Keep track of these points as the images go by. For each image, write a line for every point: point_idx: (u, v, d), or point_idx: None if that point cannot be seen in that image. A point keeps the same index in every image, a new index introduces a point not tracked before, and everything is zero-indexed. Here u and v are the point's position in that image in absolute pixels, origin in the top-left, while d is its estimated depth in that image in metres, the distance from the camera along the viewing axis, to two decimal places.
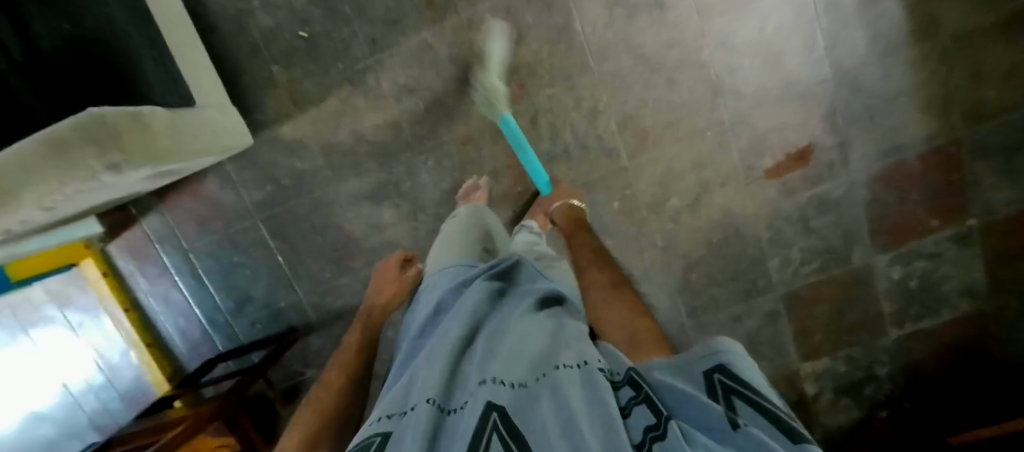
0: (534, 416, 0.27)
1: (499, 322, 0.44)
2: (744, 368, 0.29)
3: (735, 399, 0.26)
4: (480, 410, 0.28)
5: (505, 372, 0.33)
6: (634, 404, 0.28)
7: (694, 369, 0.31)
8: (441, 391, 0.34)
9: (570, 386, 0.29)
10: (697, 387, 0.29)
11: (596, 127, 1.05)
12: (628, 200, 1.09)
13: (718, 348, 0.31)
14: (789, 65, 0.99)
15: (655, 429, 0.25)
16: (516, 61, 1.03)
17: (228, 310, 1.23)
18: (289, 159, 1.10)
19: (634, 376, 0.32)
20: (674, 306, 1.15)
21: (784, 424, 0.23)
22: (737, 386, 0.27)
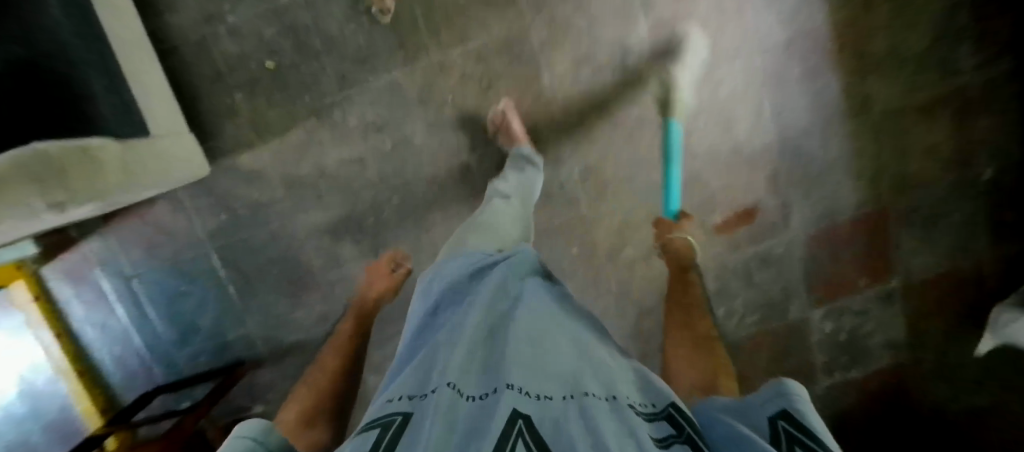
0: (559, 425, 0.29)
1: (521, 325, 0.46)
2: (810, 422, 0.34)
3: (794, 446, 0.31)
4: (505, 412, 0.30)
5: (529, 382, 0.36)
6: (677, 440, 0.32)
7: (763, 416, 0.37)
8: (462, 382, 0.37)
9: (597, 407, 0.32)
10: (762, 431, 0.35)
11: (559, 176, 1.09)
12: (587, 247, 1.13)
13: (790, 400, 0.37)
14: (739, 130, 1.07)
15: None
16: (486, 107, 1.03)
17: (171, 339, 1.18)
18: (246, 188, 1.07)
19: (672, 410, 0.37)
20: (625, 349, 1.20)
21: None
22: (799, 431, 0.33)
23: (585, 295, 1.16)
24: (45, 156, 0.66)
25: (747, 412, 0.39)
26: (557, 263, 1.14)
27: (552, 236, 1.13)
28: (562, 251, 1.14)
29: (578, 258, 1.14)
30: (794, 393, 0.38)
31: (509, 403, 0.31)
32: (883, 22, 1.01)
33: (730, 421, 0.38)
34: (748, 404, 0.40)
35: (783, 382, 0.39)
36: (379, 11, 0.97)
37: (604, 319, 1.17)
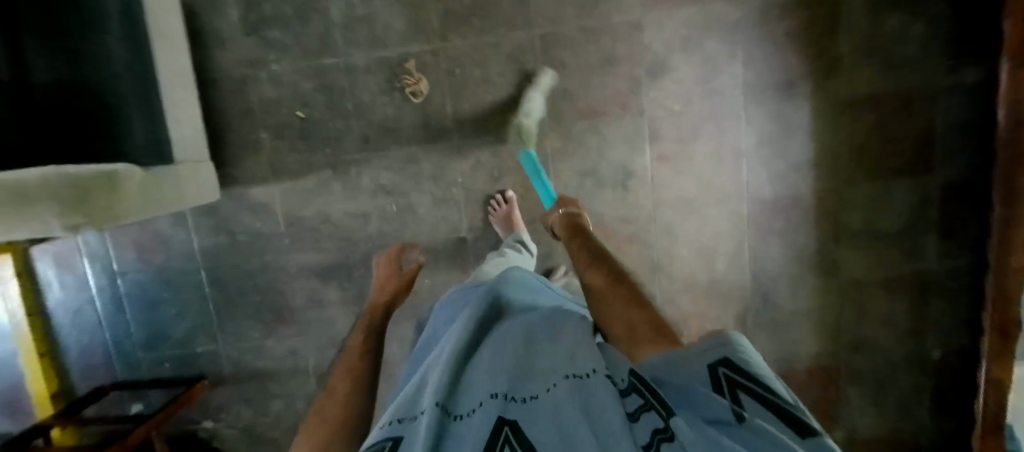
0: (544, 437, 0.31)
1: (505, 332, 0.48)
2: (750, 365, 0.33)
3: (741, 392, 0.32)
4: (492, 424, 0.33)
5: (512, 387, 0.38)
6: (642, 410, 0.33)
7: (700, 363, 0.35)
8: (448, 397, 0.38)
9: (576, 397, 0.34)
10: (703, 378, 0.34)
11: (546, 269, 1.15)
12: None
13: (733, 349, 0.35)
14: (718, 264, 1.15)
15: (663, 431, 0.30)
16: (491, 195, 1.10)
17: (139, 340, 1.16)
18: (249, 218, 1.10)
19: (636, 381, 0.37)
20: None
21: (785, 417, 0.29)
22: (745, 380, 0.32)
23: None
24: (55, 189, 0.67)
25: (680, 358, 0.37)
26: None
27: None
28: None
29: None
30: (727, 336, 0.36)
31: (493, 415, 0.34)
32: (862, 197, 1.11)
33: (674, 370, 0.36)
34: (682, 348, 0.38)
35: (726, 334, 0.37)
36: (412, 92, 1.04)
37: None
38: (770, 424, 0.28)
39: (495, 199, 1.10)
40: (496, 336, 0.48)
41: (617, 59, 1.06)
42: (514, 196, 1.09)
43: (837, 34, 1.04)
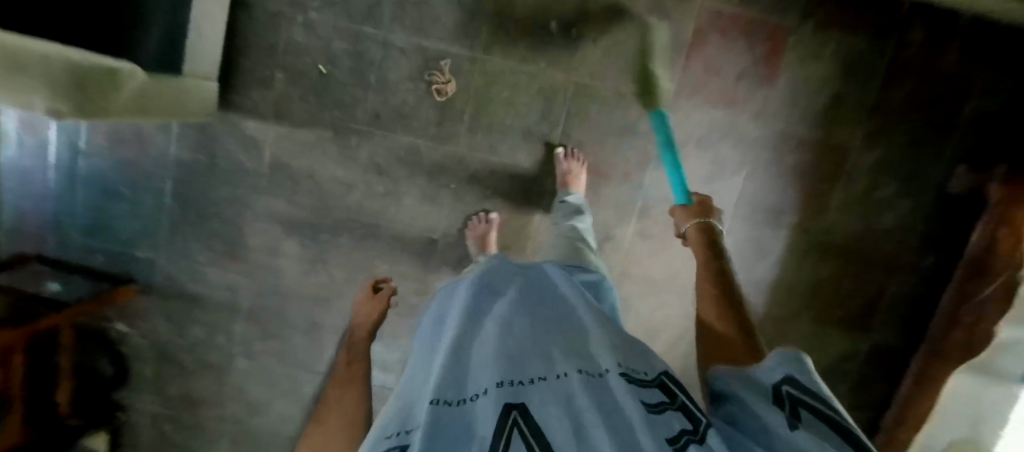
0: (552, 418, 0.31)
1: (505, 315, 0.46)
2: (813, 385, 0.37)
3: (800, 408, 0.34)
4: (498, 409, 0.31)
5: (515, 373, 0.37)
6: (667, 408, 0.35)
7: (770, 382, 0.39)
8: (445, 392, 0.36)
9: (584, 389, 0.34)
10: (767, 395, 0.38)
11: None
12: None
13: (797, 371, 0.38)
14: (656, 346, 1.21)
15: (692, 433, 0.31)
16: (476, 210, 1.12)
17: (79, 225, 1.10)
18: (235, 147, 1.07)
19: (663, 379, 0.40)
20: None
21: (842, 430, 0.31)
22: (806, 397, 0.36)
23: None
24: (57, 76, 0.64)
25: (750, 379, 0.41)
26: None
27: None
28: None
29: None
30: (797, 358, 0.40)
31: (495, 402, 0.32)
32: (801, 333, 1.19)
33: (738, 389, 0.41)
34: (750, 371, 0.42)
35: (789, 354, 0.40)
36: (437, 90, 1.05)
37: None
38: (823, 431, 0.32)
39: (477, 216, 1.11)
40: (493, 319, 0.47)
41: (636, 131, 1.09)
42: (497, 219, 1.11)
43: (834, 183, 1.11)
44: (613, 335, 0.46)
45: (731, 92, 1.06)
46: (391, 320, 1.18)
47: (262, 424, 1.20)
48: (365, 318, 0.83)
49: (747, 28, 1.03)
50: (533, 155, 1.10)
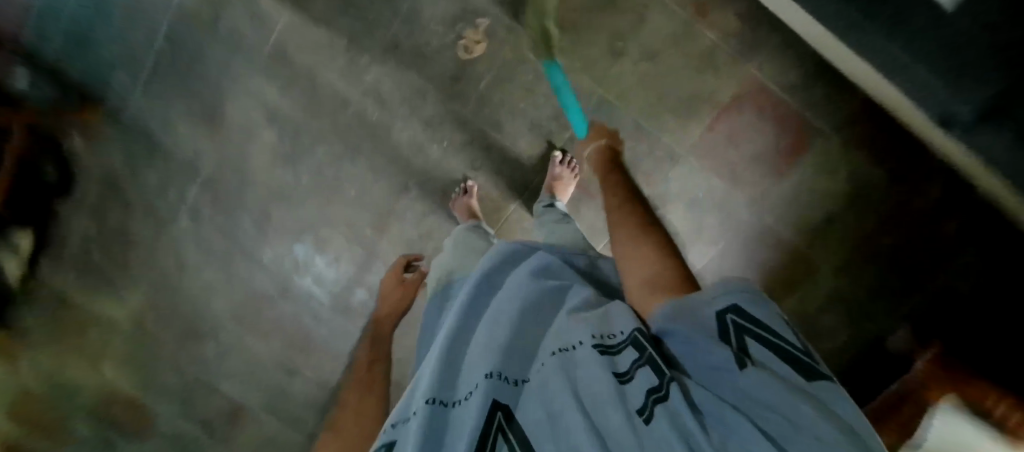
0: (533, 417, 0.35)
1: (498, 307, 0.49)
2: (754, 310, 0.37)
3: (747, 338, 0.36)
4: (482, 406, 0.36)
5: (504, 364, 0.41)
6: (636, 367, 0.36)
7: (710, 311, 0.38)
8: (437, 387, 0.40)
9: (561, 371, 0.37)
10: (712, 327, 0.36)
11: None
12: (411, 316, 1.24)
13: (741, 297, 0.38)
14: None
15: (658, 390, 0.33)
16: (457, 175, 1.12)
17: (57, 26, 1.04)
18: (245, 15, 1.02)
19: (636, 335, 0.40)
20: None
21: (797, 365, 0.33)
22: (752, 332, 0.36)
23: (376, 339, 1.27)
24: None
25: (688, 307, 0.39)
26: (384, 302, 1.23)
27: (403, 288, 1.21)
28: None
29: None
30: (744, 286, 0.40)
31: (479, 395, 0.37)
32: None
33: (679, 321, 0.38)
34: (690, 298, 0.41)
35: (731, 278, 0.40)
36: (465, 47, 1.02)
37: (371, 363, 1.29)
38: (780, 368, 0.33)
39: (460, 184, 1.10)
40: (489, 313, 0.50)
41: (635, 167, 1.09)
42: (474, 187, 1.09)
43: (794, 289, 1.13)
44: (601, 305, 0.48)
45: (737, 170, 1.06)
46: (339, 242, 1.19)
47: (186, 283, 1.22)
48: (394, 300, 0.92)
49: (779, 115, 1.02)
50: (532, 147, 1.08)
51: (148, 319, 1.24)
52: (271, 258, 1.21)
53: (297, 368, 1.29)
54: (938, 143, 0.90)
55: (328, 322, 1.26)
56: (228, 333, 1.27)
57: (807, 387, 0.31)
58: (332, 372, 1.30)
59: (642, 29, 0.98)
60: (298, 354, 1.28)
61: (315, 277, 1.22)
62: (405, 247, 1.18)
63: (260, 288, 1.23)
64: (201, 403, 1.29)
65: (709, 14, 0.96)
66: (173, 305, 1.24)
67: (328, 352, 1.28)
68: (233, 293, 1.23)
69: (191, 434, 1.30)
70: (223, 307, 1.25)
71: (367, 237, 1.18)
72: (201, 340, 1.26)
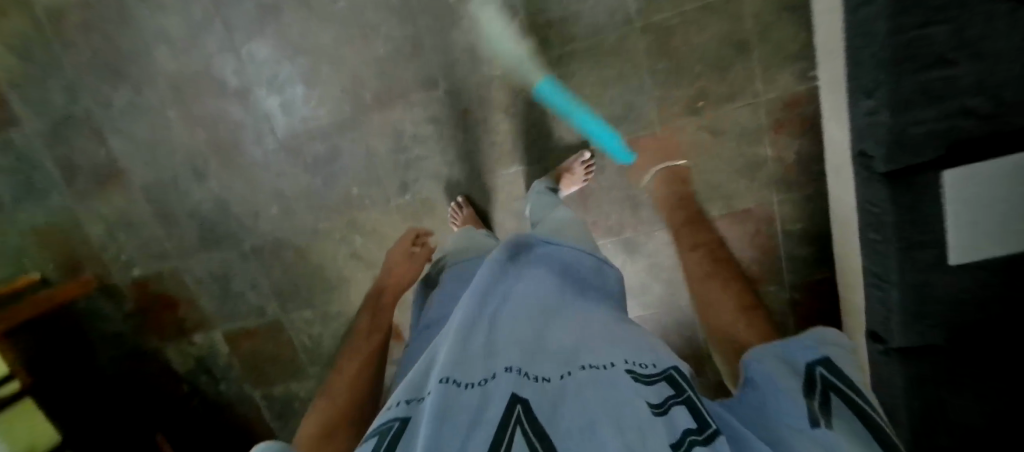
0: (563, 423, 0.33)
1: (523, 306, 0.49)
2: (841, 367, 0.43)
3: (831, 392, 0.41)
4: (509, 398, 0.34)
5: (528, 366, 0.40)
6: (673, 403, 0.37)
7: (802, 362, 0.45)
8: (452, 367, 0.38)
9: (591, 383, 0.37)
10: (802, 379, 0.43)
11: (424, 175, 1.12)
12: (354, 198, 1.15)
13: (831, 355, 0.44)
14: None
15: (695, 432, 0.34)
16: (488, 108, 1.06)
17: None
18: None
19: (671, 373, 0.43)
20: (256, 235, 1.19)
21: (871, 425, 0.37)
22: (836, 387, 0.41)
23: (304, 197, 1.15)
24: None
25: (788, 356, 0.47)
26: (338, 170, 1.12)
27: (364, 168, 1.12)
28: (345, 176, 1.13)
29: (343, 195, 1.14)
30: (831, 343, 0.46)
31: (508, 388, 0.36)
32: None
33: (770, 363, 0.46)
34: (780, 348, 0.48)
35: (822, 332, 0.47)
36: None
37: (285, 214, 1.17)
38: (851, 427, 0.37)
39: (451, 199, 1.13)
40: (508, 306, 0.49)
41: (637, 209, 1.10)
42: (467, 201, 1.11)
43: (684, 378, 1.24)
44: (623, 330, 0.50)
45: None
46: (331, 86, 1.06)
47: (143, 14, 1.03)
48: (399, 273, 0.93)
49: (765, 249, 1.12)
50: (569, 133, 1.06)
51: (67, 20, 1.05)
52: (252, 52, 1.04)
53: (206, 170, 1.14)
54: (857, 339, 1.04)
55: (267, 151, 1.12)
56: (152, 89, 1.08)
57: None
58: (238, 198, 1.16)
59: (726, 104, 1.00)
60: (215, 159, 1.13)
61: (284, 100, 1.07)
62: (393, 134, 1.09)
63: (218, 70, 1.06)
64: (73, 142, 1.13)
65: (780, 132, 1.01)
66: (113, 24, 1.04)
67: (248, 177, 1.14)
68: (185, 57, 1.05)
69: (44, 165, 1.16)
70: (165, 62, 1.06)
71: (363, 99, 1.06)
72: (122, 77, 1.08)
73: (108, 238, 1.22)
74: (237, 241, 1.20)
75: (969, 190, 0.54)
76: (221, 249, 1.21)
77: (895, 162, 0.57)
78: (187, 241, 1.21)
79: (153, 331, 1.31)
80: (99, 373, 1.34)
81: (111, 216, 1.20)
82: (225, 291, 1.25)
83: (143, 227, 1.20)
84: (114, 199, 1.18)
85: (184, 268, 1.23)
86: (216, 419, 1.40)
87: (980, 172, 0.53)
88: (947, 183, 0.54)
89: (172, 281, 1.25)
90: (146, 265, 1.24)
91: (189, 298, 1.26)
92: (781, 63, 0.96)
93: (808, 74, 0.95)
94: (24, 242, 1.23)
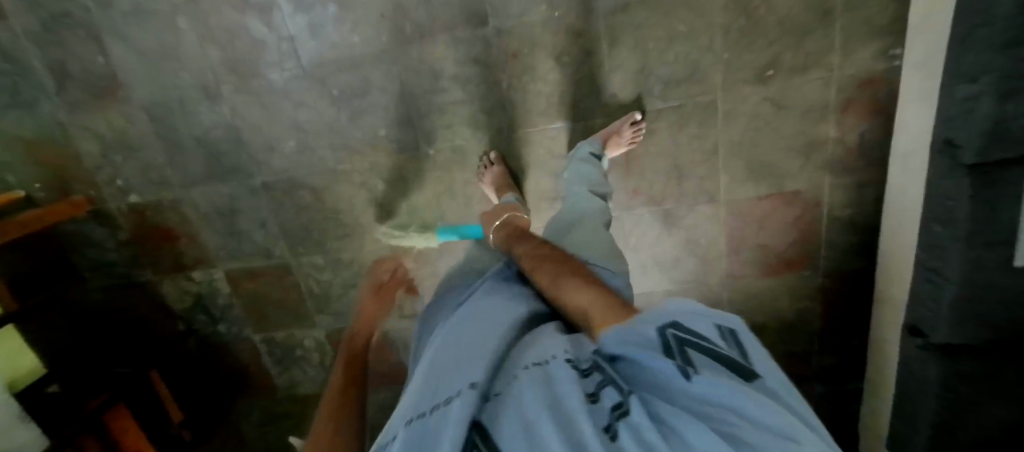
0: (507, 428, 0.36)
1: (473, 330, 0.52)
2: (689, 322, 0.41)
3: (689, 349, 0.39)
4: (463, 417, 0.37)
5: (482, 380, 0.43)
6: (601, 386, 0.40)
7: (652, 328, 0.42)
8: (414, 405, 0.41)
9: (531, 384, 0.40)
10: (658, 343, 0.40)
11: (459, 122, 1.03)
12: (381, 140, 1.05)
13: (678, 314, 0.42)
14: None
15: (621, 404, 0.37)
16: (538, 54, 0.96)
17: None
18: None
19: (598, 358, 0.44)
20: (268, 171, 1.10)
21: (735, 365, 0.38)
22: (692, 343, 0.39)
23: (326, 134, 1.06)
24: None
25: (632, 327, 0.43)
26: (366, 107, 1.03)
27: (395, 108, 1.02)
28: (373, 115, 1.03)
29: (369, 136, 1.05)
30: (677, 302, 0.44)
31: (461, 407, 0.38)
32: None
33: (622, 335, 0.43)
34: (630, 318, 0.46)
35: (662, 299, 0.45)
36: None
37: (302, 151, 1.08)
38: (722, 370, 0.37)
39: (484, 152, 1.05)
40: (465, 331, 0.53)
41: (681, 180, 1.05)
42: (497, 157, 1.04)
43: None
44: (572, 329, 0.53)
45: (741, 247, 1.11)
46: (368, 11, 0.95)
47: None
48: (371, 315, 0.90)
49: (806, 234, 1.08)
50: (623, 91, 0.98)
51: None
52: None
53: (218, 93, 1.03)
54: (892, 334, 1.01)
55: (288, 78, 1.01)
56: None
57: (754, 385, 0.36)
58: (252, 127, 1.06)
59: (796, 76, 0.93)
60: (229, 82, 1.02)
61: (311, 21, 0.96)
62: (431, 73, 0.99)
63: None
64: (66, 44, 1.00)
65: (847, 112, 0.95)
66: None
67: (264, 106, 1.04)
68: None
69: (32, 68, 1.03)
70: None
71: (401, 30, 0.96)
72: None
73: (103, 159, 1.11)
74: (247, 176, 1.10)
75: None
76: (228, 182, 1.11)
77: None
78: (192, 170, 1.11)
79: (149, 263, 1.22)
80: (95, 312, 1.28)
81: (107, 134, 1.08)
82: (230, 229, 1.16)
83: (143, 150, 1.09)
84: (111, 115, 1.06)
85: (186, 199, 1.14)
86: (214, 359, 1.34)
87: None
88: None
89: (172, 212, 1.16)
90: (145, 192, 1.14)
91: (190, 232, 1.17)
92: (863, 36, 0.88)
93: (890, 52, 0.89)
94: (7, 154, 1.11)
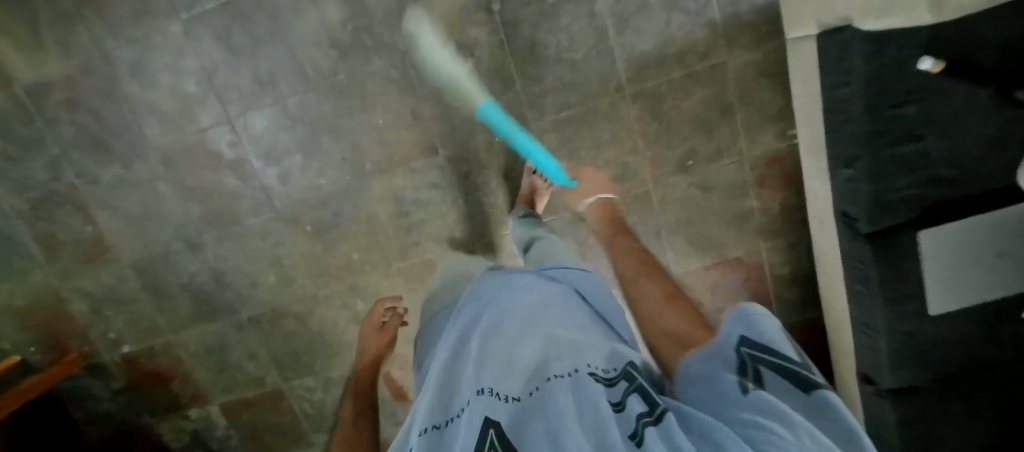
0: (529, 436, 0.32)
1: (498, 324, 0.48)
2: (761, 338, 0.38)
3: (760, 366, 0.36)
4: (478, 425, 0.33)
5: (497, 384, 0.39)
6: (630, 396, 0.36)
7: (727, 347, 0.40)
8: (427, 413, 0.39)
9: (561, 389, 0.35)
10: (728, 362, 0.38)
11: (425, 239, 1.13)
12: (355, 264, 1.14)
13: (754, 328, 0.39)
14: None
15: (650, 415, 0.33)
16: (488, 173, 1.08)
17: None
18: None
19: (628, 371, 0.41)
20: (253, 305, 1.17)
21: (798, 380, 0.34)
22: (762, 360, 0.36)
23: (304, 266, 1.15)
24: None
25: (714, 346, 0.41)
26: (338, 237, 1.12)
27: (367, 237, 1.12)
28: (346, 244, 1.13)
29: (344, 262, 1.14)
30: (754, 314, 0.40)
31: (478, 412, 0.34)
32: None
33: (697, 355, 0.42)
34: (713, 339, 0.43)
35: (742, 308, 0.42)
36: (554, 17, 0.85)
37: (284, 283, 1.16)
38: (783, 389, 0.33)
39: None
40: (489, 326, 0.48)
41: None
42: None
43: None
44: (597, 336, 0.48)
45: None
46: (330, 157, 1.06)
47: (133, 91, 1.02)
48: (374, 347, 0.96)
49: (757, 293, 1.17)
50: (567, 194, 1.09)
51: (50, 100, 1.02)
52: (248, 125, 1.04)
53: (200, 243, 1.12)
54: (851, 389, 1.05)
55: (265, 222, 1.11)
56: (144, 166, 1.06)
57: (806, 400, 0.32)
58: (234, 268, 1.14)
59: (714, 163, 1.05)
60: (210, 233, 1.11)
61: (283, 171, 1.07)
62: (395, 201, 1.10)
63: (213, 144, 1.05)
64: (57, 220, 1.10)
65: (765, 186, 1.07)
66: (100, 101, 1.02)
67: (245, 248, 1.13)
68: (178, 132, 1.04)
69: (25, 244, 1.11)
70: (158, 138, 1.05)
71: (364, 169, 1.07)
72: (111, 153, 1.05)
73: (95, 317, 1.17)
74: (233, 312, 1.17)
75: (940, 247, 0.71)
76: (216, 321, 1.18)
77: (876, 223, 0.75)
78: (181, 315, 1.17)
79: (149, 408, 1.26)
80: None
81: (98, 293, 1.16)
82: (222, 364, 1.22)
83: (132, 303, 1.16)
84: (101, 276, 1.14)
85: (177, 342, 1.20)
86: None
87: (947, 229, 0.71)
88: (922, 240, 0.72)
89: (164, 356, 1.21)
90: (137, 340, 1.19)
91: (183, 372, 1.23)
92: (762, 123, 1.02)
93: (787, 133, 1.02)
94: (2, 325, 1.17)
